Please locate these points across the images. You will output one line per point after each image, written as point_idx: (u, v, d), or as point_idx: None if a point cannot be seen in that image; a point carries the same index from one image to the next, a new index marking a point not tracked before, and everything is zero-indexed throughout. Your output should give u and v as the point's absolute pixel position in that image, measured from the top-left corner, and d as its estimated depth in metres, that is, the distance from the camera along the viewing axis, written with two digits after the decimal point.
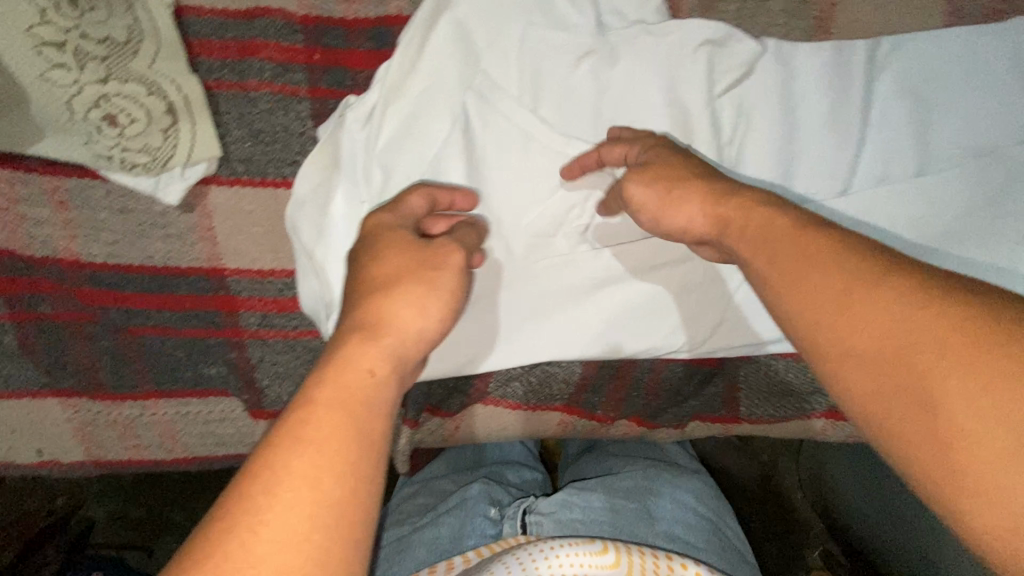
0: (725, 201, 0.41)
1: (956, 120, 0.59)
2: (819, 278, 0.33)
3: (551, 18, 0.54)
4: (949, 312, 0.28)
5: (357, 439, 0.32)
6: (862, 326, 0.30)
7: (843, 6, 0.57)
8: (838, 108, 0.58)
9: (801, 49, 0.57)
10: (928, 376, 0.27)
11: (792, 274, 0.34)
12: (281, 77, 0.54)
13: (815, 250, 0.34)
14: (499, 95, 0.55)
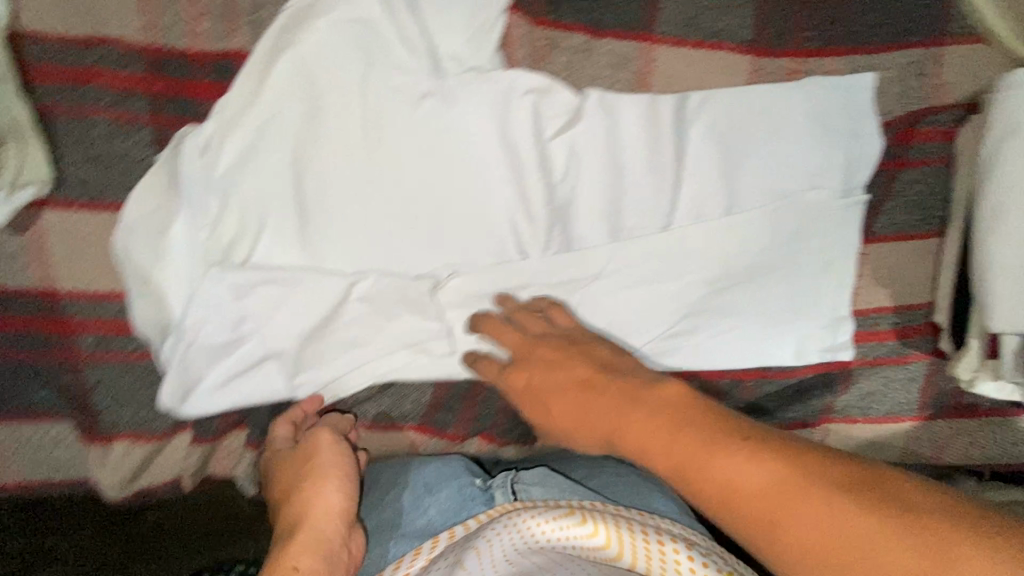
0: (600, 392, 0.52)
1: (763, 170, 0.66)
2: (740, 475, 0.39)
3: (389, 65, 0.59)
4: (861, 499, 0.37)
5: None
6: (792, 526, 0.37)
7: (659, 64, 0.64)
8: (655, 154, 0.65)
9: (622, 103, 0.64)
10: (843, 557, 0.35)
11: (681, 463, 0.42)
12: (121, 104, 0.55)
13: (721, 440, 0.41)
14: (341, 132, 0.59)
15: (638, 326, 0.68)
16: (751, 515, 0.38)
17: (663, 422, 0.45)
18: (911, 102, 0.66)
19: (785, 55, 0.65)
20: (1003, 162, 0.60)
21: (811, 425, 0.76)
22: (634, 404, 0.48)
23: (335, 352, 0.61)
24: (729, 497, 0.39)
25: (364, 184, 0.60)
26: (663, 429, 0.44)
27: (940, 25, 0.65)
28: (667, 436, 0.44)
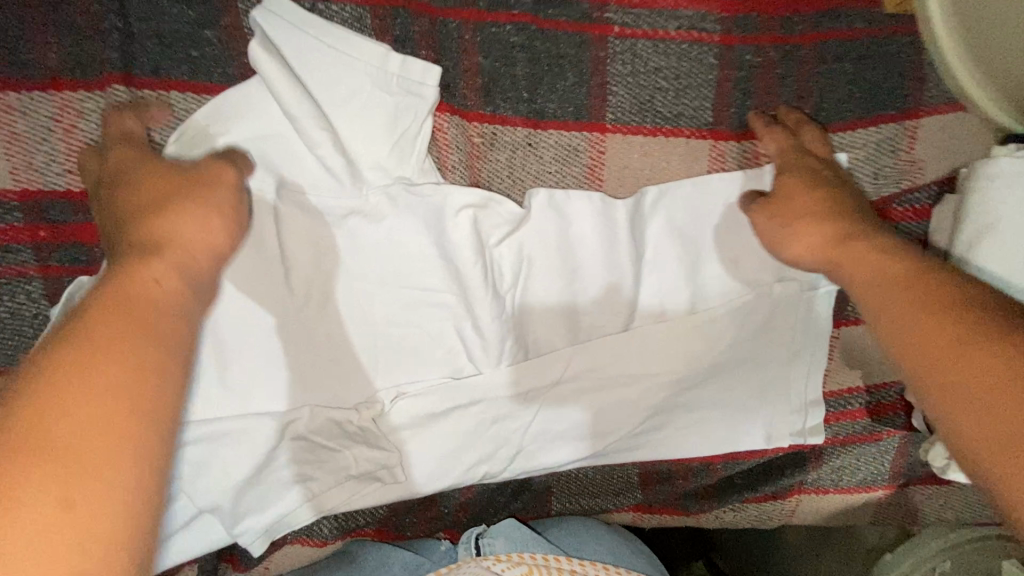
0: (842, 245, 0.50)
1: (727, 264, 0.61)
2: (973, 352, 0.38)
3: (306, 187, 0.53)
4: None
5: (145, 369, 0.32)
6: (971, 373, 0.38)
7: (610, 155, 0.58)
8: (612, 255, 0.60)
9: (572, 201, 0.58)
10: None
11: (936, 307, 0.42)
12: (5, 257, 0.50)
13: (933, 312, 0.42)
14: (259, 266, 0.53)
15: (600, 429, 0.65)
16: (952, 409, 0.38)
17: (900, 304, 0.44)
18: (884, 181, 0.61)
19: (749, 138, 0.59)
20: (982, 259, 0.55)
21: (780, 497, 0.75)
22: (888, 261, 0.47)
23: (278, 493, 0.57)
24: (957, 411, 0.37)
25: (289, 318, 0.55)
26: (899, 300, 0.44)
27: (914, 97, 0.60)
28: (887, 298, 0.45)
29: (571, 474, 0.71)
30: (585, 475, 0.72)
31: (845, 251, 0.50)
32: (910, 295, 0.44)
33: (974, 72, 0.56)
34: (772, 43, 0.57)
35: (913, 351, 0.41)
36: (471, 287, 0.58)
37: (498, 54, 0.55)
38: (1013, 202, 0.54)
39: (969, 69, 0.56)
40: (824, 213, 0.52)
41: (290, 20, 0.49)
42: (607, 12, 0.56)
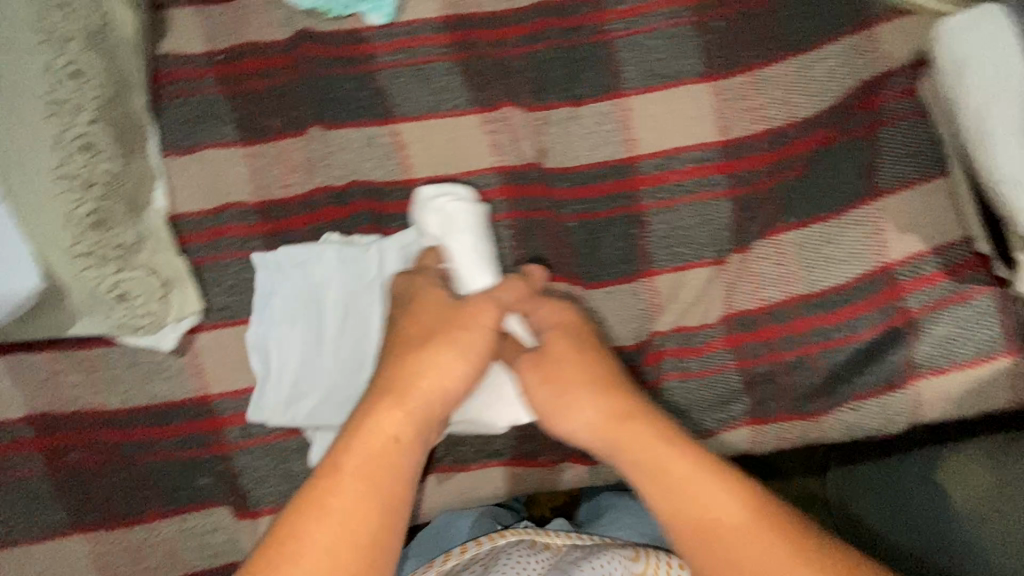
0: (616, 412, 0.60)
1: (754, 172, 0.76)
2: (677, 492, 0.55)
3: (426, 168, 0.78)
4: (740, 521, 0.52)
5: (638, 444, 0.58)
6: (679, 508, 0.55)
7: (634, 109, 0.78)
8: (654, 178, 0.77)
9: (611, 145, 0.78)
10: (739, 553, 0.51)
11: (645, 468, 0.57)
12: (245, 244, 0.75)
13: (677, 448, 0.57)
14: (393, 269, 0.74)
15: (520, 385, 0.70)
16: (692, 525, 0.54)
17: (658, 456, 0.57)
18: (862, 73, 0.75)
19: (740, 72, 0.77)
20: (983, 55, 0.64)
21: (902, 386, 0.75)
22: (656, 442, 0.58)
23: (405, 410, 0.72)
24: (653, 499, 0.56)
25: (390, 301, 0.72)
26: (639, 440, 0.58)
27: (864, 12, 0.76)
28: (645, 448, 0.58)
29: (675, 381, 0.77)
30: (684, 385, 0.77)
31: (614, 413, 0.60)
32: (655, 454, 0.57)
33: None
34: (736, 12, 0.79)
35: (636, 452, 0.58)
36: (560, 227, 0.78)
37: (539, 68, 0.80)
38: (1002, 12, 0.65)
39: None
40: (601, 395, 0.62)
41: (407, 80, 0.80)
42: (608, 24, 0.81)
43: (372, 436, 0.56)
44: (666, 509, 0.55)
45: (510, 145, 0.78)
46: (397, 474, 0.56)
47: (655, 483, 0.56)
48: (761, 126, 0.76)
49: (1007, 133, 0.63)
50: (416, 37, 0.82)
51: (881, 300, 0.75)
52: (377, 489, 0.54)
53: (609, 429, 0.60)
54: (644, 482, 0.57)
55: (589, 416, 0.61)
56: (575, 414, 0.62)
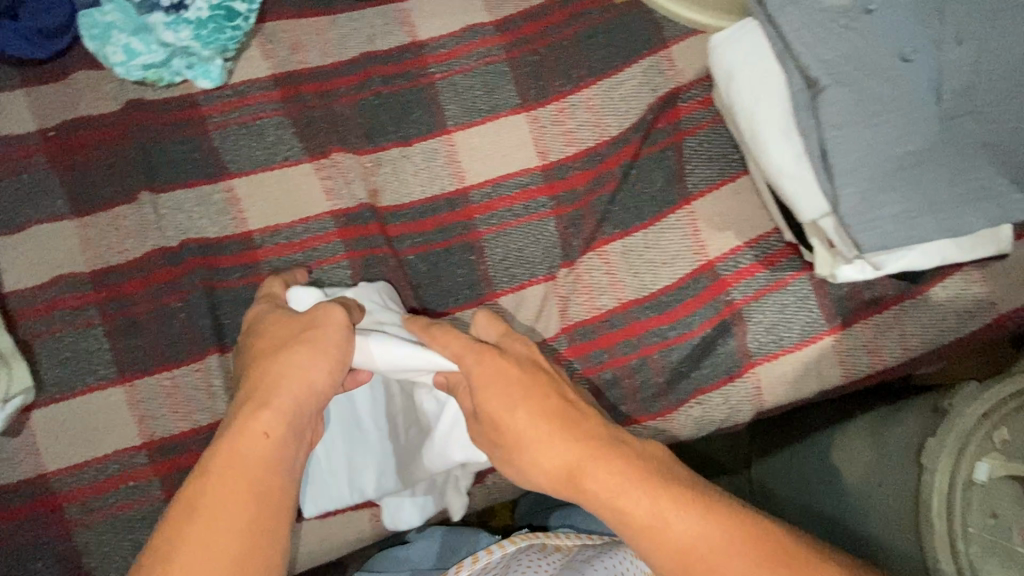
0: (579, 443, 0.59)
1: (576, 190, 0.81)
2: (656, 519, 0.55)
3: (261, 220, 0.80)
4: (711, 539, 0.53)
5: (611, 476, 0.57)
6: (661, 534, 0.54)
7: (460, 143, 0.83)
8: (484, 205, 0.81)
9: (441, 178, 0.82)
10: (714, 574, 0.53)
11: (616, 496, 0.56)
12: (78, 315, 0.75)
13: (641, 487, 0.57)
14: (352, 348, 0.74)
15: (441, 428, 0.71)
16: (671, 554, 0.54)
17: (627, 483, 0.57)
18: (660, 90, 0.82)
19: (552, 100, 0.83)
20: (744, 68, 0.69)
21: (740, 375, 0.79)
22: (623, 471, 0.57)
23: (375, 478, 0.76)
24: (634, 529, 0.55)
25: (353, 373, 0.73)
26: (608, 470, 0.58)
27: (657, 37, 0.83)
28: (613, 475, 0.57)
29: None
30: None
31: (572, 448, 0.59)
32: (617, 483, 0.57)
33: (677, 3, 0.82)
34: (544, 46, 0.85)
35: (603, 486, 0.57)
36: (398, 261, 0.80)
37: (368, 114, 0.84)
38: (757, 25, 0.70)
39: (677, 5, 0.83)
40: (558, 423, 0.60)
41: (239, 138, 0.83)
42: (430, 68, 0.86)
43: (247, 438, 0.58)
44: (646, 544, 0.55)
45: (343, 188, 0.81)
46: (278, 461, 0.59)
47: (632, 514, 0.56)
48: (575, 148, 0.82)
49: (772, 131, 0.68)
50: (248, 96, 0.85)
51: (709, 295, 0.79)
52: (256, 483, 0.57)
53: (570, 466, 0.59)
54: (618, 514, 0.56)
55: (554, 461, 0.59)
56: (553, 457, 0.59)
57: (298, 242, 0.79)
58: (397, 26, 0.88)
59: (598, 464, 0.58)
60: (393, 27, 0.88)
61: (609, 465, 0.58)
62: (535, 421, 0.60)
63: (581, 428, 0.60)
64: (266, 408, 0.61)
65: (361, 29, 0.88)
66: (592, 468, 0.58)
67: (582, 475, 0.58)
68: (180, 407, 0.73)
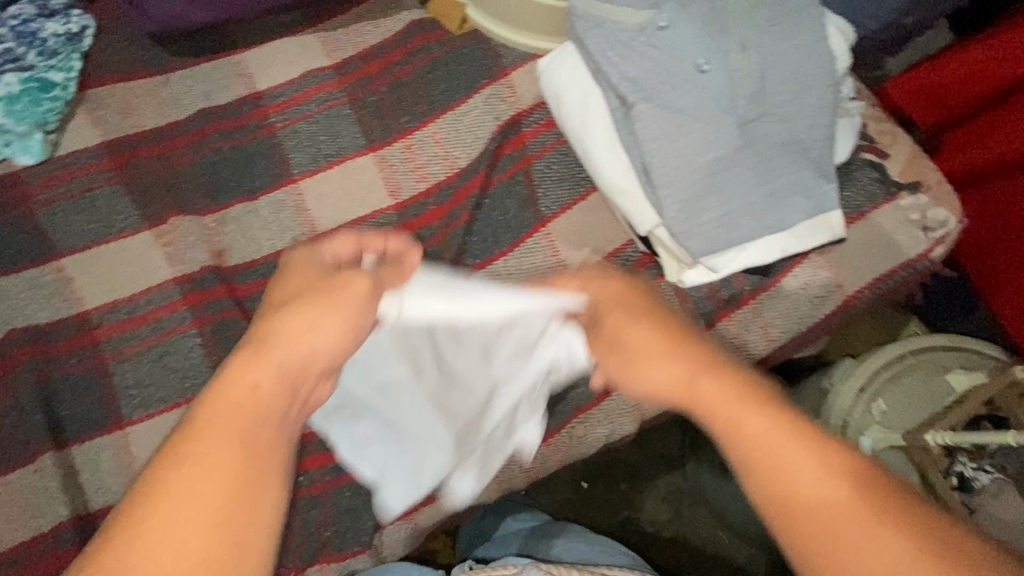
0: (678, 347, 0.53)
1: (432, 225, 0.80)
2: (783, 453, 0.44)
3: (100, 298, 0.75)
4: (845, 497, 0.41)
5: (739, 392, 0.48)
6: (780, 474, 0.43)
7: (308, 191, 0.80)
8: None
9: (292, 228, 0.79)
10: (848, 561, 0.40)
11: (728, 419, 0.47)
12: None
13: (751, 411, 0.46)
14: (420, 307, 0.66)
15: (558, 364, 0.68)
16: (768, 498, 0.43)
17: (736, 406, 0.47)
18: (504, 117, 0.83)
19: (398, 138, 0.82)
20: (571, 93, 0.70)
21: (616, 389, 0.78)
22: (739, 398, 0.47)
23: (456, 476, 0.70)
24: (747, 461, 0.45)
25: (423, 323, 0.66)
26: (727, 398, 0.48)
27: (495, 67, 0.85)
28: (717, 391, 0.49)
29: None
30: None
31: (685, 348, 0.52)
32: (731, 404, 0.47)
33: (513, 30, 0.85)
34: (388, 84, 0.85)
35: (724, 413, 0.47)
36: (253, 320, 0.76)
37: (211, 171, 0.81)
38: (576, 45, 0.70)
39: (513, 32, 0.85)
40: (687, 343, 0.53)
41: (70, 213, 0.78)
42: (271, 118, 0.84)
43: (234, 384, 0.45)
44: (750, 486, 0.45)
45: (187, 252, 0.77)
46: (245, 432, 0.43)
47: (754, 447, 0.45)
48: (426, 183, 0.81)
49: (602, 151, 0.68)
50: (76, 167, 0.80)
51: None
52: (246, 437, 0.43)
53: (676, 375, 0.51)
54: (744, 438, 0.46)
55: (658, 377, 0.52)
56: (655, 374, 0.53)
57: (140, 315, 0.74)
58: (234, 79, 0.85)
59: (708, 389, 0.49)
60: (230, 79, 0.86)
61: (736, 384, 0.48)
62: (647, 331, 0.55)
63: (680, 346, 0.53)
64: (253, 367, 0.46)
65: (195, 85, 0.85)
66: (705, 391, 0.49)
67: (693, 394, 0.50)
68: (15, 515, 0.66)
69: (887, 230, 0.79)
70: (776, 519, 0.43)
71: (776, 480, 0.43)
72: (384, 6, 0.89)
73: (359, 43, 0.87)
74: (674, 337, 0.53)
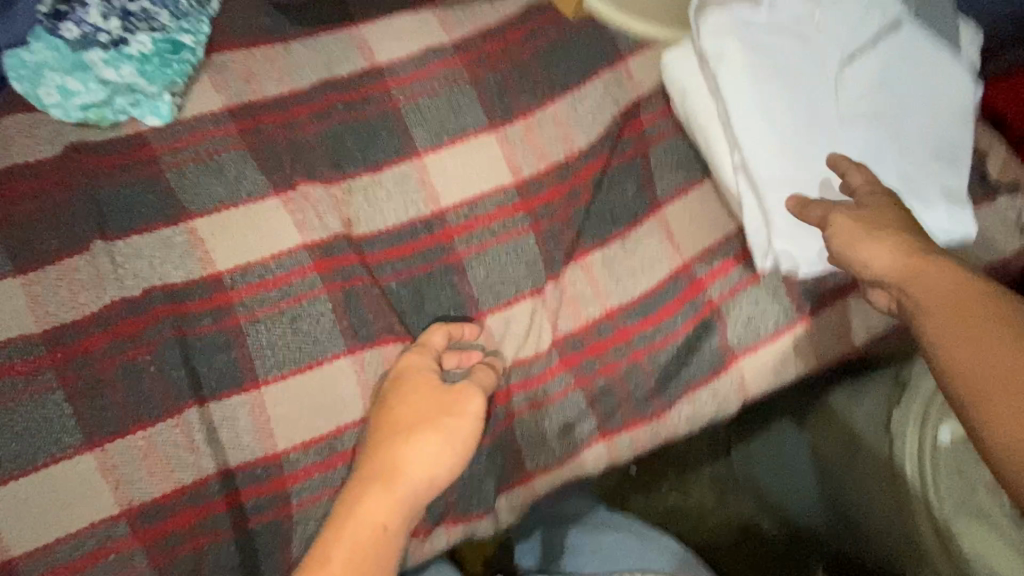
0: (910, 258, 0.57)
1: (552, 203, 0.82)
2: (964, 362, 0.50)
3: (230, 260, 0.76)
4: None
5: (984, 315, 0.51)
6: (971, 366, 0.49)
7: (431, 165, 0.82)
8: (463, 225, 0.81)
9: (417, 201, 0.81)
10: (1000, 380, 0.47)
11: (953, 329, 0.51)
12: (29, 381, 0.68)
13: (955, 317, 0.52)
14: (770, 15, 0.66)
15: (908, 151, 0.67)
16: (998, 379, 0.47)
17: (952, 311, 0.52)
18: (622, 103, 0.85)
19: (519, 119, 0.84)
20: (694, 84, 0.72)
21: (725, 370, 0.82)
22: (949, 282, 0.54)
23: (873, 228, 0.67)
24: (963, 374, 0.49)
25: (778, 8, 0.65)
26: (962, 307, 0.52)
27: (613, 53, 0.87)
28: (944, 316, 0.53)
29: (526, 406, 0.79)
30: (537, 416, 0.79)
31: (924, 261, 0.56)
32: (952, 313, 0.52)
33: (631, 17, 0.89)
34: (509, 65, 0.86)
35: (944, 334, 0.52)
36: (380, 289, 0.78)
37: (336, 141, 0.82)
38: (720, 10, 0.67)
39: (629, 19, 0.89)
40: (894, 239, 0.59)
41: (197, 175, 0.79)
42: (393, 92, 0.85)
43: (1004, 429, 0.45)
44: (953, 372, 0.50)
45: (316, 219, 0.78)
46: (422, 491, 0.66)
47: (968, 354, 0.50)
48: (546, 163, 0.83)
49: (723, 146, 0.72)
50: (202, 131, 0.81)
51: (688, 296, 0.82)
52: None
53: (926, 299, 0.55)
54: (954, 349, 0.51)
55: (880, 260, 0.59)
56: (866, 255, 0.60)
57: (271, 279, 0.76)
58: (356, 51, 0.87)
59: (945, 281, 0.54)
60: (352, 52, 0.87)
61: (969, 319, 0.51)
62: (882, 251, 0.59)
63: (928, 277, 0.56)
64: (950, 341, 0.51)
65: (317, 56, 0.86)
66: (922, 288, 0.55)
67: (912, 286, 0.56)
68: (157, 467, 0.67)
69: (986, 228, 0.83)
70: (946, 365, 0.51)
71: (958, 374, 0.50)
72: None
73: (477, 23, 0.89)
74: (919, 275, 0.56)
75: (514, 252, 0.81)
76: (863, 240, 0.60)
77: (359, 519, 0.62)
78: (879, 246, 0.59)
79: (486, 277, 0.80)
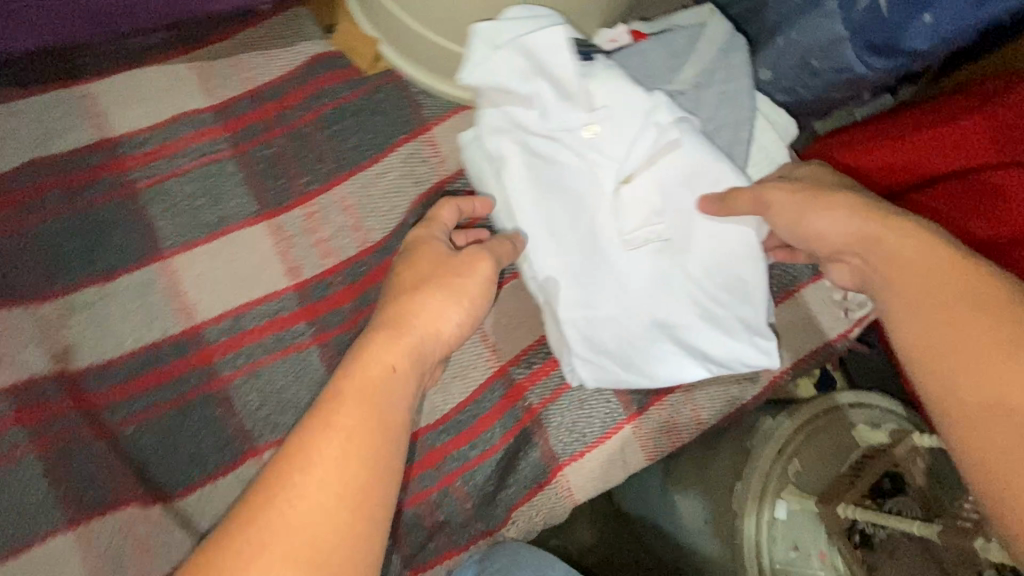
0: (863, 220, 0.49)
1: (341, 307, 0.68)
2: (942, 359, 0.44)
3: None
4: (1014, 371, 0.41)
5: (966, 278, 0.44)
6: (957, 353, 0.43)
7: (183, 270, 0.66)
8: (225, 342, 0.66)
9: (163, 316, 0.65)
10: (1001, 402, 0.40)
11: (936, 307, 0.45)
12: None
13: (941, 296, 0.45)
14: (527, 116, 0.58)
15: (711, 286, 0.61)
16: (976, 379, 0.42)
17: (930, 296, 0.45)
18: (425, 182, 0.72)
19: (297, 205, 0.69)
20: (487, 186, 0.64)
21: (550, 481, 0.74)
22: (913, 247, 0.47)
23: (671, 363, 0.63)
24: (942, 367, 0.44)
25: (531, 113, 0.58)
26: (935, 279, 0.45)
27: (415, 119, 0.74)
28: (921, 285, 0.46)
29: None
30: None
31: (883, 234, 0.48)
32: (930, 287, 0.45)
33: (418, 67, 0.73)
34: (286, 133, 0.71)
35: (907, 304, 0.47)
36: (114, 437, 0.62)
37: (49, 244, 0.64)
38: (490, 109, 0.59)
39: (415, 68, 0.73)
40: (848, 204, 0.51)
41: None
42: (130, 173, 0.67)
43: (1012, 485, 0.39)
44: (949, 379, 0.43)
45: (16, 355, 0.60)
46: (431, 346, 0.53)
47: (954, 338, 0.43)
48: (333, 260, 0.69)
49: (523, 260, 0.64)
50: None
51: (507, 404, 0.73)
52: None
53: (897, 271, 0.48)
54: (944, 344, 0.44)
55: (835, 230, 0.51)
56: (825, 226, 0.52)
57: None
58: (79, 118, 0.68)
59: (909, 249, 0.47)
60: (73, 118, 0.67)
61: (939, 294, 0.45)
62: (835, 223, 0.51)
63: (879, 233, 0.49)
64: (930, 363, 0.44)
65: (23, 126, 0.66)
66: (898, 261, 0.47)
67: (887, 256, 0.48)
68: None
69: (812, 311, 0.80)
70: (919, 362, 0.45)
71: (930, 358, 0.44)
72: (280, 33, 0.74)
73: (246, 79, 0.72)
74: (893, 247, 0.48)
75: (293, 373, 0.67)
76: (835, 206, 0.51)
77: (366, 369, 0.48)
78: (824, 213, 0.51)
79: (255, 407, 0.66)
